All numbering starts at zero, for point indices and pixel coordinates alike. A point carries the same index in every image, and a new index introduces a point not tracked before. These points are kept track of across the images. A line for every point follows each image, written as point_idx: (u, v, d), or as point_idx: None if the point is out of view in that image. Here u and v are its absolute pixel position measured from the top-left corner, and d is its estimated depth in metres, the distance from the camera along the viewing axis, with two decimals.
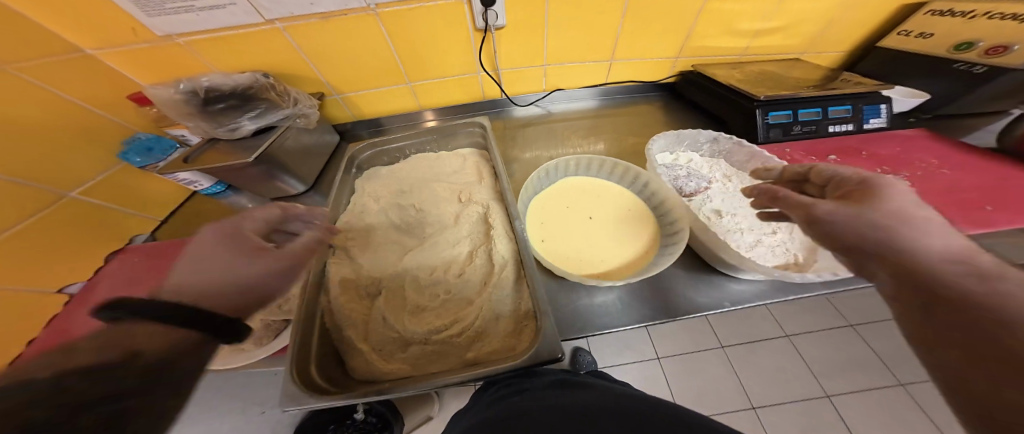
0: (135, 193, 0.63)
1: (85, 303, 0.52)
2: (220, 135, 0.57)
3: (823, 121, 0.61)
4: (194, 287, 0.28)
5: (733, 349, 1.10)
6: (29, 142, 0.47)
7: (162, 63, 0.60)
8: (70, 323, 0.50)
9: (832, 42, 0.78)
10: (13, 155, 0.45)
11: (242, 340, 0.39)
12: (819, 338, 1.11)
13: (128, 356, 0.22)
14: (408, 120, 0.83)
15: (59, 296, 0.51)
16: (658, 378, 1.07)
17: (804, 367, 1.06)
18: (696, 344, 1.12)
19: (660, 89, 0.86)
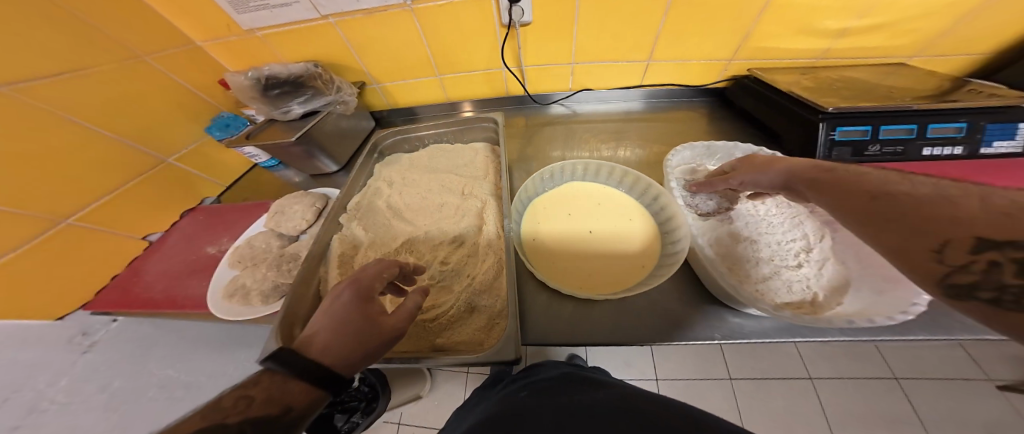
0: (213, 162, 0.75)
1: (155, 249, 0.61)
2: (276, 116, 0.67)
3: (917, 141, 0.48)
4: (326, 336, 0.26)
5: (742, 384, 0.98)
6: (143, 112, 0.60)
7: (245, 53, 0.72)
8: (139, 265, 0.58)
9: (952, 45, 0.61)
10: (129, 120, 0.58)
11: (251, 295, 0.45)
12: (848, 385, 0.96)
13: (277, 414, 0.21)
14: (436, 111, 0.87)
15: (141, 241, 0.61)
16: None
17: (820, 416, 0.91)
18: (701, 371, 1.01)
19: (706, 94, 0.77)
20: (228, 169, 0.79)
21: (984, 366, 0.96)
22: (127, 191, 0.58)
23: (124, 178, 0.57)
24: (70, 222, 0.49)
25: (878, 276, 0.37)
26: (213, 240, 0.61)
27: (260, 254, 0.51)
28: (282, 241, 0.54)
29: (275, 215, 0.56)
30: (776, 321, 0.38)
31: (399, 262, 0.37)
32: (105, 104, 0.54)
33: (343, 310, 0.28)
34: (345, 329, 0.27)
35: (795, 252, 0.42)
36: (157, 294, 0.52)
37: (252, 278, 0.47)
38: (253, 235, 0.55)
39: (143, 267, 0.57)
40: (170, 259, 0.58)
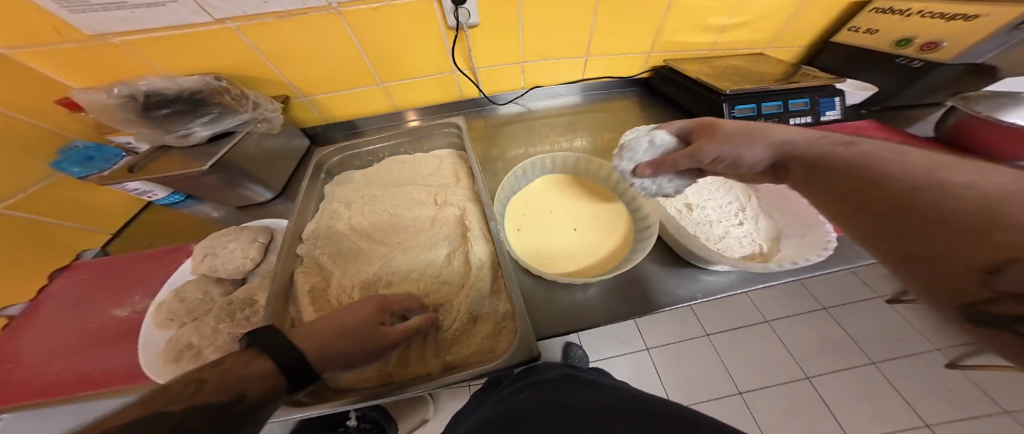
0: (74, 205, 0.57)
1: (24, 323, 0.48)
2: (168, 142, 0.52)
3: (785, 113, 0.63)
4: (325, 326, 0.29)
5: (719, 338, 1.14)
6: None
7: (98, 65, 0.54)
8: (7, 347, 0.46)
9: (792, 37, 0.81)
10: None
11: (204, 354, 0.39)
12: (800, 319, 1.17)
13: (228, 400, 0.21)
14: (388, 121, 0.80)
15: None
16: (647, 367, 1.10)
17: (786, 353, 1.10)
18: (684, 333, 1.15)
19: (636, 84, 0.87)
20: (103, 214, 0.62)
21: (873, 286, 1.24)
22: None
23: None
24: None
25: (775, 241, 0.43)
26: (121, 300, 0.50)
27: (199, 307, 0.43)
28: (224, 286, 0.46)
29: (206, 257, 0.46)
30: (740, 273, 0.47)
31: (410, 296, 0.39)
32: None
33: (357, 316, 0.31)
34: (342, 327, 0.29)
35: (736, 213, 0.53)
36: (56, 377, 0.42)
37: (198, 335, 0.40)
38: (182, 284, 0.46)
39: (15, 349, 0.45)
40: (59, 332, 0.47)
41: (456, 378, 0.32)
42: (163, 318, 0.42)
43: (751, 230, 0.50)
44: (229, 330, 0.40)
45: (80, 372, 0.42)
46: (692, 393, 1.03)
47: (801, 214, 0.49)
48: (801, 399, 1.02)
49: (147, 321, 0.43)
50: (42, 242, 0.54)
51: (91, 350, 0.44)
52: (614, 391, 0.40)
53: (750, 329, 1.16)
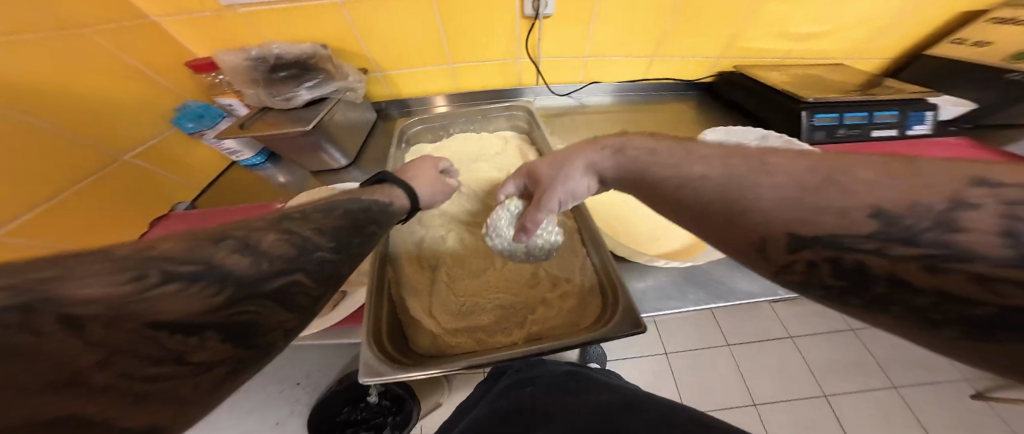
0: (177, 158, 0.63)
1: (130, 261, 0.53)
2: (275, 104, 0.59)
3: (869, 125, 0.59)
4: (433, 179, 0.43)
5: (737, 348, 1.09)
6: (70, 91, 0.47)
7: (222, 35, 0.62)
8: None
9: (872, 51, 0.77)
10: (56, 97, 0.45)
11: None
12: (821, 340, 1.11)
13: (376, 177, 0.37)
14: (431, 103, 0.80)
15: None
16: (664, 371, 1.08)
17: (808, 373, 1.05)
18: (701, 340, 1.11)
19: (696, 88, 0.84)
20: (202, 170, 0.68)
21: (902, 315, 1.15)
22: (69, 200, 0.46)
23: (56, 189, 0.45)
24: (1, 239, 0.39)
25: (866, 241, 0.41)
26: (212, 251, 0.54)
27: None
28: None
29: None
30: None
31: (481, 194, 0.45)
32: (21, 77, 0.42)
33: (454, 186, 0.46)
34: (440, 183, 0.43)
35: None
36: None
37: None
38: None
39: None
40: None
41: (556, 345, 0.33)
42: None
43: None
44: None
45: None
46: (701, 400, 1.02)
47: None
48: (817, 416, 0.99)
49: None
50: (155, 190, 0.59)
51: None
52: (623, 390, 0.41)
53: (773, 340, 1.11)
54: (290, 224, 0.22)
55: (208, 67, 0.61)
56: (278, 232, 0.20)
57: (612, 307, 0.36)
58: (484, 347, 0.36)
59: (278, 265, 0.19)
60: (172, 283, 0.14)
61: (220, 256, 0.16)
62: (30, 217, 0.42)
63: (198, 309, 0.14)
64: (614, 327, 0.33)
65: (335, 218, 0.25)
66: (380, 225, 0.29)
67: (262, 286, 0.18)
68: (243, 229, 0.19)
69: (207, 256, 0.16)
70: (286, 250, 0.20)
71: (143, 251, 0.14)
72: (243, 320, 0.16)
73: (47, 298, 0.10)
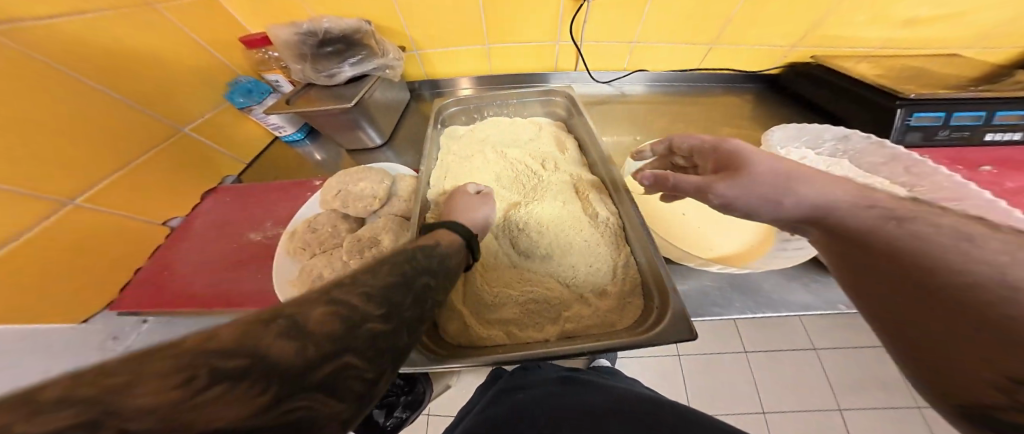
0: (228, 133, 0.66)
1: (178, 236, 0.54)
2: (319, 80, 0.59)
3: (982, 127, 0.49)
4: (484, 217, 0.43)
5: (755, 356, 1.01)
6: (139, 65, 0.50)
7: (275, 9, 0.63)
8: (162, 255, 0.51)
9: (990, 42, 0.64)
10: (126, 68, 0.49)
11: None
12: (851, 354, 0.99)
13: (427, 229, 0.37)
14: (456, 85, 0.79)
15: (162, 227, 0.54)
16: (674, 373, 1.01)
17: (835, 390, 0.95)
18: (718, 346, 1.03)
19: (758, 80, 0.75)
20: (249, 146, 0.71)
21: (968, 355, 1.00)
22: (136, 170, 0.50)
23: (127, 159, 0.49)
24: (79, 203, 0.43)
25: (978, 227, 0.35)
26: (255, 226, 0.56)
27: (329, 240, 0.49)
28: (348, 223, 0.52)
29: (338, 194, 0.52)
30: None
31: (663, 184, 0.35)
32: (100, 49, 0.46)
33: (736, 148, 0.33)
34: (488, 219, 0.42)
35: None
36: (199, 290, 0.47)
37: (328, 269, 0.45)
38: (313, 217, 0.53)
39: (172, 255, 0.51)
40: (205, 247, 0.52)
41: (593, 348, 0.31)
42: (295, 248, 0.49)
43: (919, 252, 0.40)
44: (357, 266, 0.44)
45: (216, 289, 0.47)
46: (708, 402, 0.96)
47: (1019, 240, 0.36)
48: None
49: (283, 246, 0.50)
50: (206, 164, 0.62)
51: (225, 270, 0.49)
52: (650, 394, 0.38)
53: (799, 351, 1.01)
54: (340, 292, 0.19)
55: (259, 44, 0.62)
56: (329, 304, 0.17)
57: (658, 310, 0.32)
58: (515, 343, 0.35)
59: (331, 344, 0.16)
60: (214, 387, 0.11)
61: (268, 340, 0.14)
62: (109, 183, 0.47)
63: (241, 417, 0.11)
64: (662, 333, 0.29)
65: (386, 277, 0.22)
66: (432, 275, 0.26)
67: (312, 375, 0.14)
68: (294, 305, 0.17)
69: (257, 344, 0.13)
70: (346, 313, 0.17)
71: (197, 347, 0.12)
72: (297, 418, 0.13)
73: (106, 412, 0.09)
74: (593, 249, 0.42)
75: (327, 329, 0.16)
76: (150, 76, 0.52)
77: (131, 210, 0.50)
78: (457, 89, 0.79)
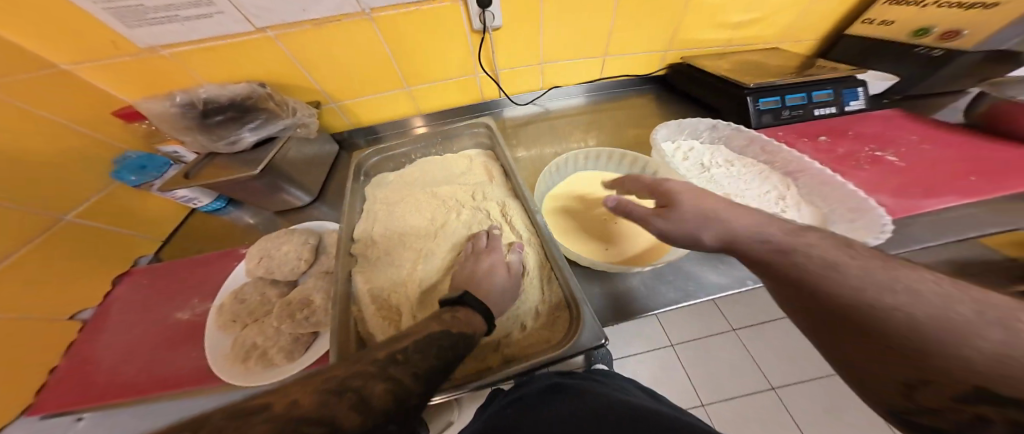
0: (132, 211, 0.59)
1: (96, 326, 0.51)
2: (220, 148, 0.55)
3: (810, 105, 0.62)
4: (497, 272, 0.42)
5: (744, 332, 1.12)
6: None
7: (149, 78, 0.57)
8: (82, 349, 0.48)
9: (807, 32, 0.81)
10: None
11: (271, 354, 0.40)
12: None
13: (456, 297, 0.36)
14: (411, 125, 0.81)
15: (71, 322, 0.49)
16: (673, 364, 1.08)
17: (815, 346, 1.08)
18: (706, 329, 1.14)
19: (652, 81, 0.87)
20: (155, 220, 0.64)
21: None
22: (10, 270, 0.43)
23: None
24: None
25: (843, 209, 0.46)
26: (182, 303, 0.52)
27: (260, 308, 0.47)
28: (279, 288, 0.49)
29: (261, 260, 0.50)
30: None
31: (645, 192, 0.43)
32: None
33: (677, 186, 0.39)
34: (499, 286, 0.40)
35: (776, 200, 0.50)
36: (132, 377, 0.44)
37: (262, 337, 0.42)
38: (239, 287, 0.50)
39: (91, 351, 0.48)
40: (131, 334, 0.49)
41: (522, 367, 0.33)
42: (225, 320, 0.46)
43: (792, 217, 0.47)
44: (290, 330, 0.42)
45: (150, 373, 0.44)
46: (718, 389, 1.02)
47: (849, 200, 0.46)
48: (839, 391, 0.99)
49: (211, 323, 0.46)
50: (107, 248, 0.56)
51: (156, 352, 0.46)
52: (596, 394, 0.40)
53: (781, 318, 1.13)
54: (395, 370, 0.23)
55: (138, 116, 0.58)
56: (386, 380, 0.21)
57: (576, 322, 0.35)
58: (456, 378, 0.36)
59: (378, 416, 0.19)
60: None
61: (343, 412, 0.17)
62: None
63: None
64: (578, 343, 0.32)
65: (431, 359, 0.25)
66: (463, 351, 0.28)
67: None
68: (358, 379, 0.21)
69: (331, 413, 0.17)
70: (397, 390, 0.21)
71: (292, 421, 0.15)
72: None
73: None
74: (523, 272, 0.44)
75: (382, 400, 0.20)
76: (26, 161, 0.46)
77: (12, 312, 0.42)
78: (413, 128, 0.81)
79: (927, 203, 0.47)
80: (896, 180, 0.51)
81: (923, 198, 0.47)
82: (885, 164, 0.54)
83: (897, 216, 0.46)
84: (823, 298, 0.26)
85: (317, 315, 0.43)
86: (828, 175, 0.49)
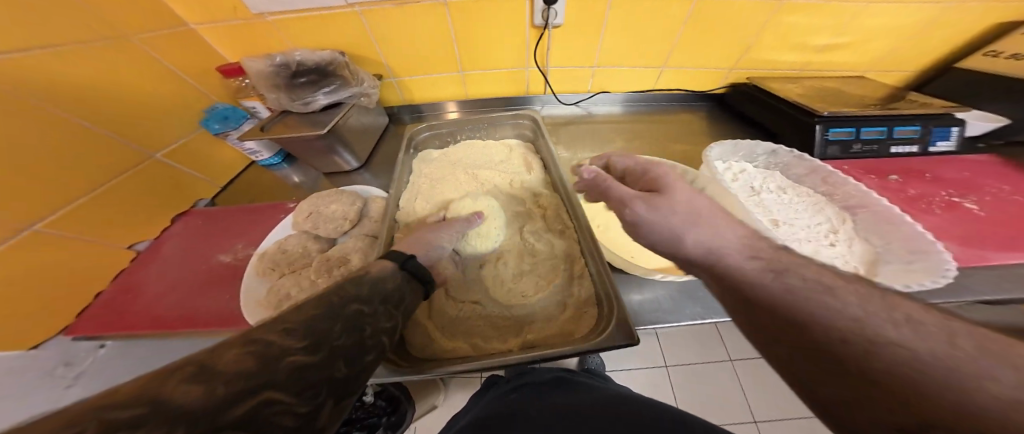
0: (206, 158, 0.67)
1: (146, 259, 0.53)
2: (295, 108, 0.62)
3: (887, 141, 0.57)
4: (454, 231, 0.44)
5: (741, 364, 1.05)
6: (104, 96, 0.50)
7: (251, 41, 0.65)
8: (128, 279, 0.50)
9: (892, 63, 0.74)
10: (96, 99, 0.49)
11: None
12: None
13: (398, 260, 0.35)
14: (444, 109, 0.83)
15: (127, 251, 0.53)
16: (663, 385, 1.04)
17: None
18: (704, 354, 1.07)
19: (707, 99, 0.84)
20: (223, 167, 0.71)
21: None
22: (103, 195, 0.49)
23: (93, 184, 0.48)
24: (39, 229, 0.42)
25: (902, 249, 0.42)
26: (225, 247, 0.55)
27: (298, 260, 0.50)
28: (319, 244, 0.53)
29: (310, 215, 0.55)
30: None
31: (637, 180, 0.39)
32: (77, 84, 0.46)
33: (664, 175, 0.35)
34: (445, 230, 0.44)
35: (824, 233, 0.48)
36: (165, 312, 0.45)
37: (297, 288, 0.45)
38: (282, 239, 0.54)
39: (135, 281, 0.50)
40: (172, 271, 0.51)
41: (546, 354, 0.34)
42: (264, 267, 0.49)
43: (840, 252, 0.45)
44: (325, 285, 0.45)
45: (182, 311, 0.45)
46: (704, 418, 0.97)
47: (911, 240, 0.41)
48: None
49: (251, 268, 0.49)
50: (179, 188, 0.62)
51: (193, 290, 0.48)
52: (601, 390, 0.41)
53: None
54: (259, 332, 0.18)
55: (237, 73, 0.65)
56: (247, 343, 0.17)
57: (607, 319, 0.36)
58: (479, 354, 0.38)
59: (245, 382, 0.14)
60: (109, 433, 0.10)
61: (172, 386, 0.13)
62: (75, 207, 0.46)
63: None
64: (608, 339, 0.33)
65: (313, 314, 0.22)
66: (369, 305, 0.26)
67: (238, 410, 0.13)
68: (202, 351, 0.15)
69: (154, 391, 0.12)
70: (267, 351, 0.17)
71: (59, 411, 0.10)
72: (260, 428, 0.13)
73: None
74: (554, 265, 0.45)
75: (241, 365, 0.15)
76: (118, 100, 0.51)
77: (93, 234, 0.48)
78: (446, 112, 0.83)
79: (999, 257, 0.42)
80: (972, 229, 0.46)
81: (996, 250, 0.43)
82: (961, 211, 0.49)
83: (962, 265, 0.42)
84: (765, 307, 0.25)
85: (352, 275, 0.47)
86: (893, 214, 0.44)
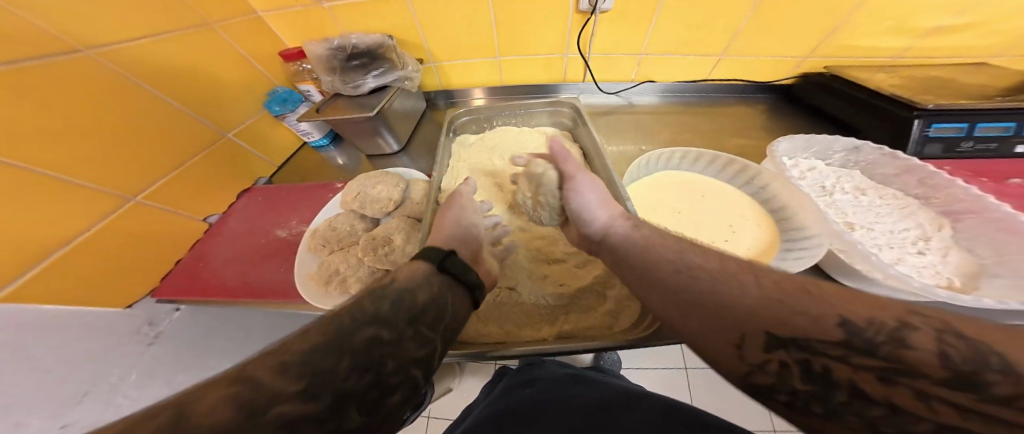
0: (266, 137, 0.72)
1: (217, 230, 0.59)
2: (346, 91, 0.65)
3: (1010, 139, 0.47)
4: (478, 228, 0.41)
5: None
6: (185, 80, 0.55)
7: (309, 26, 0.69)
8: (200, 247, 0.55)
9: (1018, 48, 0.62)
10: (180, 84, 0.54)
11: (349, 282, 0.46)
12: None
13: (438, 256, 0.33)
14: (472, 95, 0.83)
15: (202, 223, 0.58)
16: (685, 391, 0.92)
17: None
18: None
19: (770, 90, 0.75)
20: (280, 147, 0.77)
21: None
22: (187, 170, 0.55)
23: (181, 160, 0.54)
24: (139, 200, 0.48)
25: (1020, 262, 0.35)
26: (281, 223, 0.60)
27: (346, 237, 0.53)
28: (364, 224, 0.56)
29: (357, 195, 0.57)
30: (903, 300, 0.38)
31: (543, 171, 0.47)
32: (166, 69, 0.52)
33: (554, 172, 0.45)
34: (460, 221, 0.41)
35: (914, 241, 0.41)
36: (231, 281, 0.49)
37: (344, 264, 0.48)
38: (331, 216, 0.57)
39: (205, 249, 0.55)
40: (237, 241, 0.56)
41: (589, 348, 0.33)
42: (315, 244, 0.52)
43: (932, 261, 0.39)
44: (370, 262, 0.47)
45: (244, 282, 0.49)
46: None
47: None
48: None
49: (304, 245, 0.53)
50: (244, 166, 0.67)
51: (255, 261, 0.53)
52: (628, 389, 0.39)
53: None
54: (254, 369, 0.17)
55: (296, 57, 0.69)
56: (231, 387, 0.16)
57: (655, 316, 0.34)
58: (515, 340, 0.37)
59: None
60: None
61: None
62: (166, 181, 0.52)
63: None
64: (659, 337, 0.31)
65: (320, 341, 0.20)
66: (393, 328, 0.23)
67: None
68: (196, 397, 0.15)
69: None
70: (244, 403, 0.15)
71: None
72: None
73: None
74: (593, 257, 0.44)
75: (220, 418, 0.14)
76: (197, 82, 0.57)
77: (179, 206, 0.54)
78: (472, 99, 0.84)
79: None
80: None
81: None
82: None
83: None
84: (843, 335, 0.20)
85: (394, 254, 0.48)
86: (1014, 222, 0.36)
